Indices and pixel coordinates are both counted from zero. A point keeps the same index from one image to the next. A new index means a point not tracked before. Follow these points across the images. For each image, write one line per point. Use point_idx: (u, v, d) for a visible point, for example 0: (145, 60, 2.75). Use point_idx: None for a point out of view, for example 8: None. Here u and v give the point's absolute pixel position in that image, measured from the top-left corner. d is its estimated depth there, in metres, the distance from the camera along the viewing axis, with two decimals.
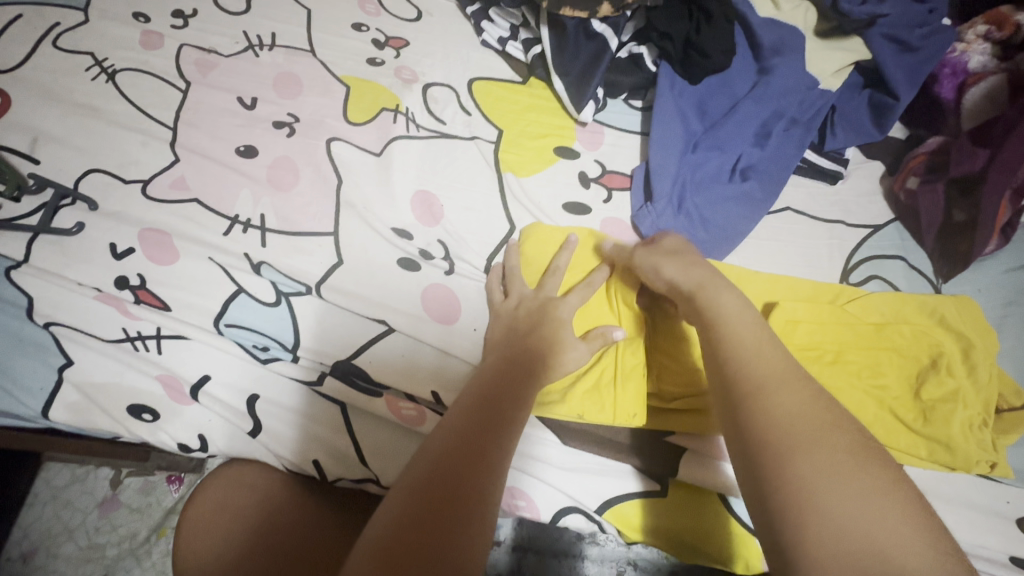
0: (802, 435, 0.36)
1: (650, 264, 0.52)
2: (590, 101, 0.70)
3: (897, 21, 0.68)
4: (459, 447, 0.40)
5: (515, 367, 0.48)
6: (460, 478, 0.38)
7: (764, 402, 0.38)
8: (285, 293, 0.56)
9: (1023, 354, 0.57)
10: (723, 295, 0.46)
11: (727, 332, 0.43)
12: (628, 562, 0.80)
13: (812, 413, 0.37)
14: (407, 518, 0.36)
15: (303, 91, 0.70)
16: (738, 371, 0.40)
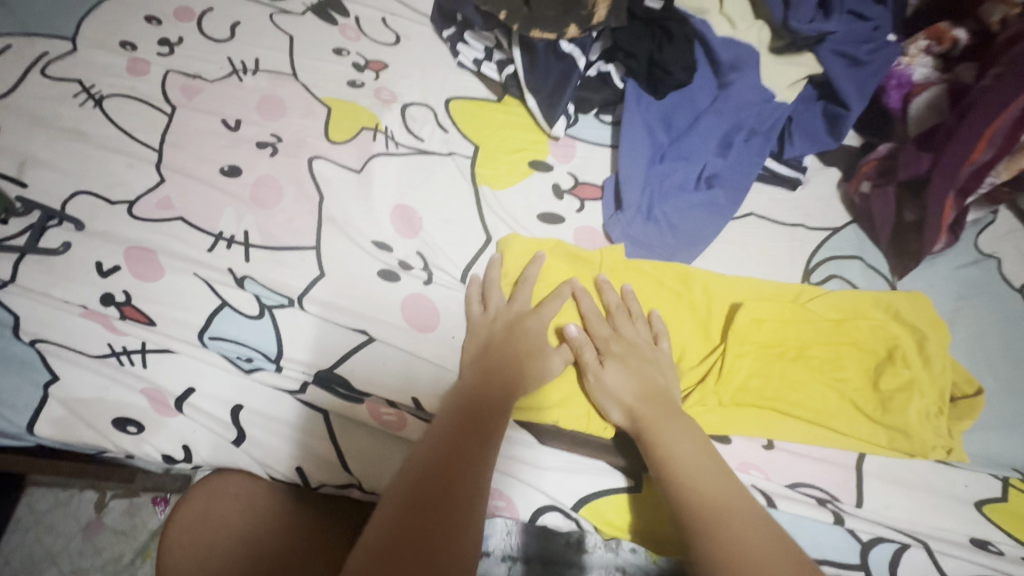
0: (756, 561, 0.40)
1: (601, 387, 0.53)
2: (562, 116, 0.74)
3: (845, 38, 0.72)
4: (445, 469, 0.43)
5: (494, 385, 0.50)
6: (447, 498, 0.41)
7: (713, 533, 0.42)
8: (268, 306, 0.58)
9: (973, 344, 0.61)
10: (666, 422, 0.49)
11: (670, 458, 0.47)
12: (615, 570, 0.67)
13: (760, 537, 0.42)
14: (395, 531, 0.38)
15: (285, 113, 0.73)
16: (687, 500, 0.44)
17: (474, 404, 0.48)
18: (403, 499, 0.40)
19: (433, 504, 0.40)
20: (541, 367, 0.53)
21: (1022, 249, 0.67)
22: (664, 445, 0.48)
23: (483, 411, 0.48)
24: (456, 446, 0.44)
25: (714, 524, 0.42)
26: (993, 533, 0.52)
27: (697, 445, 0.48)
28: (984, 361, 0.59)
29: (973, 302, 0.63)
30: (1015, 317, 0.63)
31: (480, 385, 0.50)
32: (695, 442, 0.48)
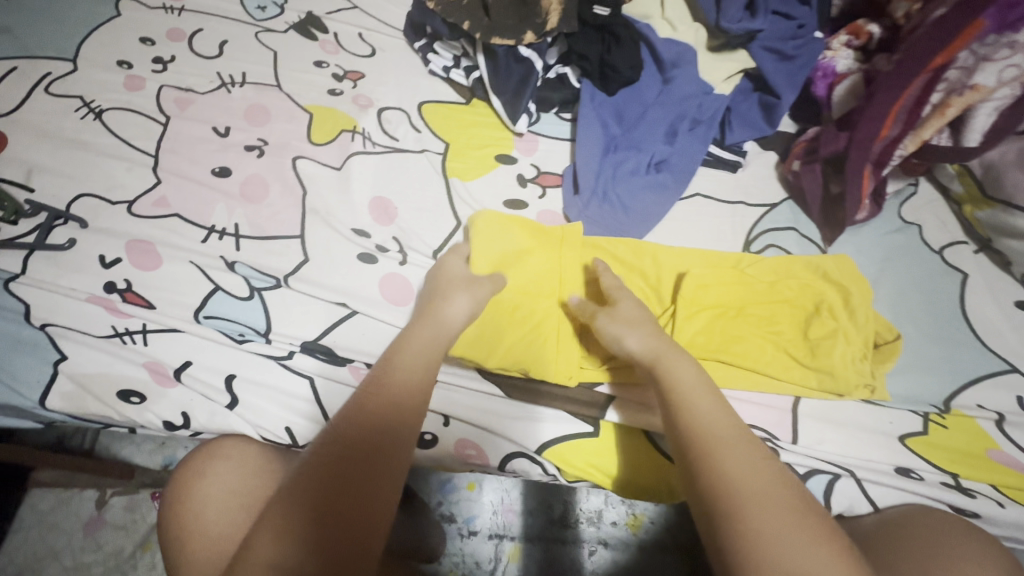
0: (753, 491, 0.42)
1: (614, 326, 0.56)
2: (524, 114, 0.81)
3: (772, 35, 0.80)
4: (358, 441, 0.45)
5: (412, 354, 0.52)
6: (356, 472, 0.44)
7: (717, 461, 0.44)
8: (257, 287, 0.64)
9: (894, 300, 0.68)
10: (678, 358, 0.52)
11: (679, 393, 0.49)
12: (599, 542, 0.87)
13: (760, 471, 0.44)
14: (300, 501, 0.42)
15: (271, 119, 0.80)
16: (687, 427, 0.47)
17: (401, 376, 0.50)
18: (321, 466, 0.44)
19: (345, 473, 0.44)
20: (452, 324, 0.55)
21: (941, 217, 0.74)
22: (674, 380, 0.50)
23: (405, 382, 0.50)
24: (377, 424, 0.47)
25: (712, 449, 0.45)
26: (915, 462, 0.58)
27: (703, 382, 0.50)
28: (904, 313, 0.67)
29: (896, 264, 0.70)
30: (934, 275, 0.70)
31: (414, 359, 0.52)
32: (698, 379, 0.51)
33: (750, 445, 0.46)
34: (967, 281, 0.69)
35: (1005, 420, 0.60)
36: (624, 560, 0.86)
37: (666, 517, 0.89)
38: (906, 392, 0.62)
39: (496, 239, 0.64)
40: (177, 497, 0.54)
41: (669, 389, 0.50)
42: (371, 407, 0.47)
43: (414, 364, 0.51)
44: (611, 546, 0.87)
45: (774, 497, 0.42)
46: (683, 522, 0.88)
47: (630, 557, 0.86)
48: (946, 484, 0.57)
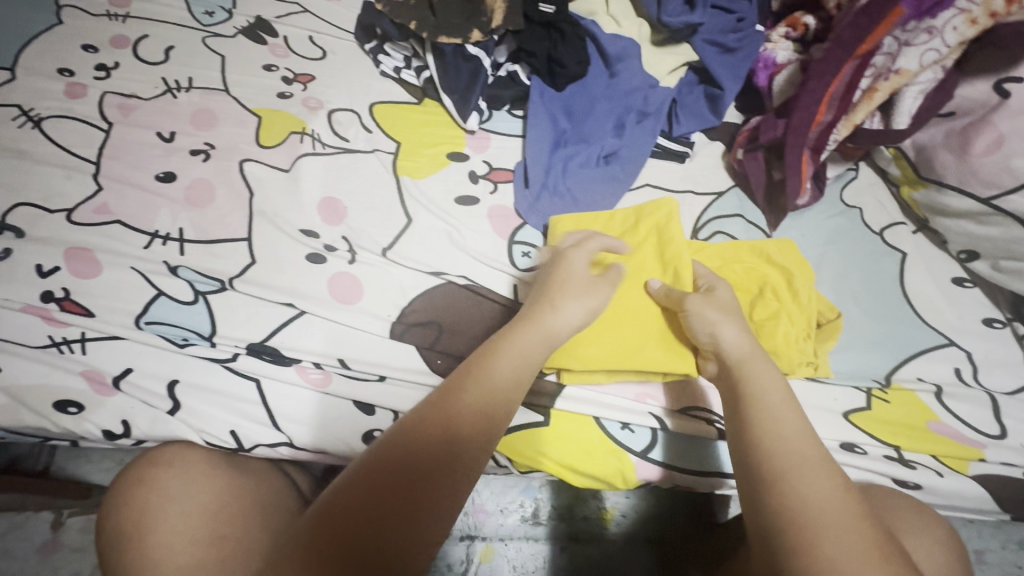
0: (829, 520, 0.40)
1: (703, 317, 0.55)
2: (474, 112, 0.82)
3: (712, 29, 0.83)
4: (420, 451, 0.44)
5: (516, 354, 0.50)
6: (421, 482, 0.43)
7: (791, 483, 0.42)
8: (202, 291, 0.63)
9: (836, 281, 0.70)
10: (759, 371, 0.50)
11: (761, 406, 0.47)
12: (570, 538, 0.88)
13: (838, 501, 0.41)
14: (353, 505, 0.41)
15: (218, 123, 0.79)
16: (763, 444, 0.45)
17: (493, 384, 0.48)
18: (378, 471, 0.43)
19: (406, 481, 0.43)
20: (555, 331, 0.53)
21: (880, 199, 0.77)
22: (754, 392, 0.48)
23: (498, 388, 0.48)
24: (450, 439, 0.45)
25: (784, 472, 0.43)
26: (860, 437, 0.59)
27: (785, 399, 0.48)
28: (846, 293, 0.68)
29: (838, 246, 0.72)
30: (875, 255, 0.72)
31: (501, 370, 0.49)
32: (781, 395, 0.48)
33: (832, 474, 0.43)
34: (905, 260, 0.72)
35: (942, 391, 0.63)
36: (595, 555, 0.86)
37: (636, 508, 0.89)
38: (850, 369, 0.64)
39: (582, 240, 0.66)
40: (114, 506, 0.50)
41: (750, 403, 0.48)
42: (461, 407, 0.47)
43: (506, 371, 0.49)
44: (582, 541, 0.87)
45: (850, 533, 0.40)
46: (652, 514, 0.89)
47: (601, 551, 0.87)
48: (888, 456, 0.58)
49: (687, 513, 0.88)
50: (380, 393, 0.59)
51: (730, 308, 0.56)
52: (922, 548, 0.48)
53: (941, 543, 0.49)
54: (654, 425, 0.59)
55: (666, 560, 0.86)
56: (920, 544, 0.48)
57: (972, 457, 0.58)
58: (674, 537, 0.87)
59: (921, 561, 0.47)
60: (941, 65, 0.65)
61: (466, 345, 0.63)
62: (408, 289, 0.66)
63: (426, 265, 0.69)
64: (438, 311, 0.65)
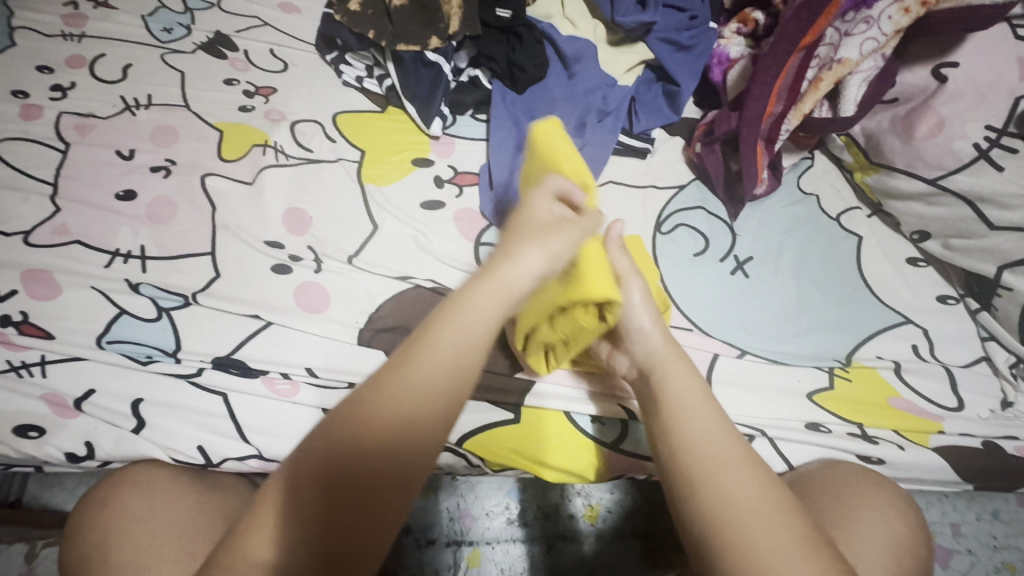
0: (759, 520, 0.40)
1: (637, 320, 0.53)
2: (437, 117, 0.82)
3: (666, 28, 0.85)
4: (360, 441, 0.41)
5: (472, 309, 0.44)
6: (375, 469, 0.40)
7: (717, 483, 0.42)
8: (165, 308, 0.62)
9: (795, 266, 0.71)
10: (671, 366, 0.50)
11: (682, 401, 0.47)
12: (557, 537, 0.88)
13: (762, 496, 0.42)
14: (295, 499, 0.40)
15: (179, 139, 0.79)
16: (686, 446, 0.44)
17: (439, 361, 0.43)
18: (312, 470, 0.40)
19: (363, 470, 0.40)
20: (517, 284, 0.46)
21: (836, 186, 0.79)
22: (671, 392, 0.48)
23: (447, 351, 0.43)
24: (397, 427, 0.41)
25: (705, 475, 0.42)
26: (824, 417, 0.60)
27: (700, 397, 0.47)
28: (805, 277, 0.70)
29: (796, 233, 0.74)
30: (832, 240, 0.74)
31: (449, 343, 0.43)
32: (695, 392, 0.48)
33: (756, 468, 0.43)
34: (861, 243, 0.74)
35: (901, 367, 0.64)
36: (583, 552, 0.87)
37: (622, 503, 0.90)
38: (812, 350, 0.65)
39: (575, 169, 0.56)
40: (81, 530, 0.50)
41: (664, 401, 0.48)
42: (414, 372, 0.42)
43: (455, 345, 0.43)
44: (568, 539, 0.87)
45: (781, 530, 0.40)
46: (637, 507, 0.90)
47: (588, 548, 0.87)
48: (852, 434, 0.60)
49: (670, 504, 0.89)
50: None
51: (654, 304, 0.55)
52: (877, 522, 0.49)
53: (900, 514, 0.51)
54: (623, 416, 0.60)
55: (653, 553, 0.87)
56: (879, 518, 0.49)
57: (931, 429, 0.60)
58: (659, 527, 0.88)
59: (873, 537, 0.48)
60: (880, 54, 0.67)
61: None
62: (375, 295, 0.66)
63: (393, 271, 0.69)
64: (407, 315, 0.65)
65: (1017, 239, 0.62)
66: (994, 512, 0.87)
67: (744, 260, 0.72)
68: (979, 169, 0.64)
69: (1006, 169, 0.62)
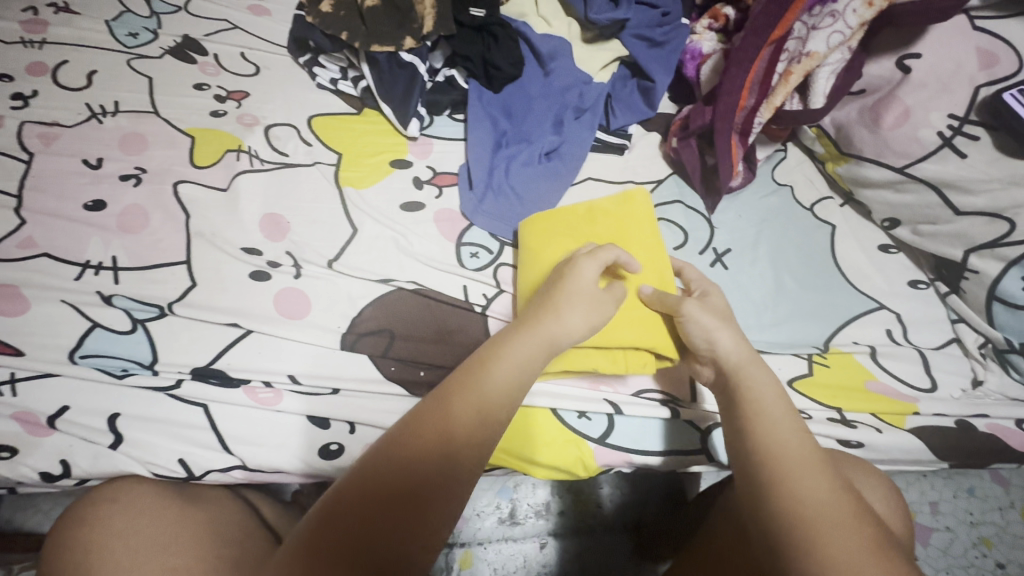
0: (829, 519, 0.40)
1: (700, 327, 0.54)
2: (414, 118, 0.81)
3: (639, 24, 0.86)
4: (408, 463, 0.44)
5: (532, 337, 0.51)
6: (435, 482, 0.44)
7: (790, 484, 0.42)
8: (140, 319, 0.61)
9: (773, 256, 0.73)
10: (752, 372, 0.50)
11: (757, 405, 0.48)
12: (549, 533, 0.88)
13: (834, 500, 0.42)
14: (343, 517, 0.42)
15: (149, 146, 0.77)
16: (760, 447, 0.45)
17: (485, 393, 0.47)
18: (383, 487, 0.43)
19: (406, 491, 0.43)
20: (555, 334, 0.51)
21: (808, 176, 0.81)
22: (748, 396, 0.49)
23: (510, 371, 0.49)
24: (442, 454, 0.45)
25: (782, 473, 0.43)
26: (805, 403, 0.62)
27: (776, 402, 0.48)
28: (782, 267, 0.72)
29: (772, 224, 0.76)
30: (807, 230, 0.75)
31: (492, 381, 0.48)
32: (776, 398, 0.48)
33: (827, 471, 0.44)
34: (835, 232, 0.75)
35: (876, 352, 0.66)
36: (575, 547, 0.87)
37: (612, 498, 0.91)
38: (791, 338, 0.67)
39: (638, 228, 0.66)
40: (59, 551, 0.48)
41: (742, 405, 0.48)
42: (479, 389, 0.47)
43: (498, 381, 0.48)
44: (561, 536, 0.88)
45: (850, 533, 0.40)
46: (628, 500, 0.91)
47: (581, 543, 0.88)
48: (832, 419, 0.61)
49: (659, 496, 0.90)
50: (334, 406, 0.58)
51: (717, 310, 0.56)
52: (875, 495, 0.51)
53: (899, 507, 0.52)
54: (609, 411, 0.61)
55: (644, 544, 0.88)
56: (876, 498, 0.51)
57: (907, 411, 0.62)
58: (649, 519, 0.89)
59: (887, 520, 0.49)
60: (846, 46, 0.68)
61: (420, 350, 0.63)
62: (357, 299, 0.66)
63: (375, 273, 0.69)
64: (390, 318, 0.64)
65: (982, 224, 0.64)
66: (970, 489, 0.90)
67: (723, 252, 0.73)
68: (943, 156, 0.65)
69: (969, 156, 0.64)
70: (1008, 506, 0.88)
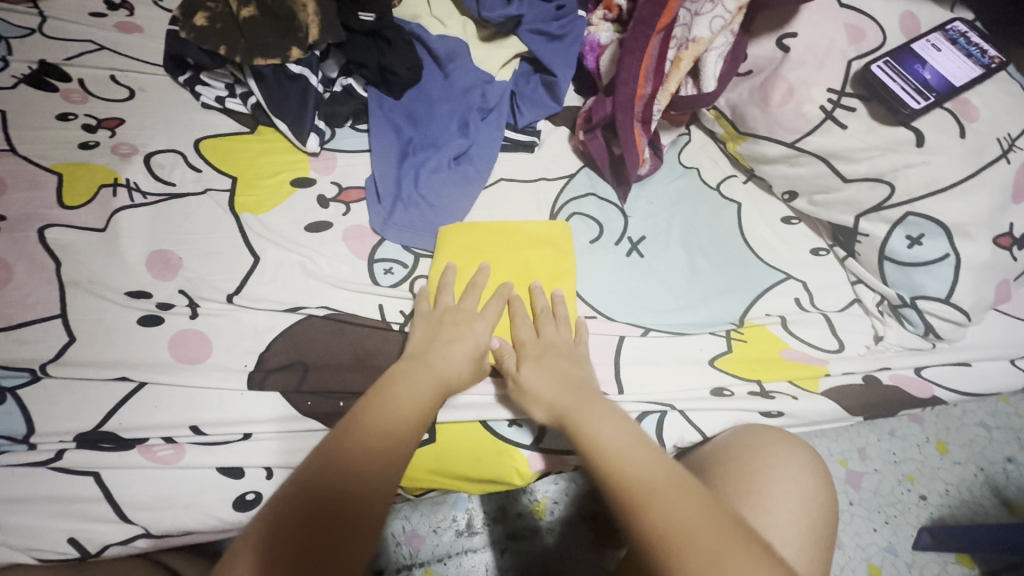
0: (691, 537, 0.40)
1: (528, 389, 0.55)
2: (312, 133, 0.77)
3: (535, 18, 0.84)
4: (328, 481, 0.45)
5: (429, 372, 0.53)
6: (352, 498, 0.44)
7: (644, 512, 0.42)
8: (9, 387, 0.54)
9: (685, 240, 0.74)
10: (587, 409, 0.51)
11: (603, 436, 0.48)
12: (509, 538, 0.87)
13: (692, 513, 0.42)
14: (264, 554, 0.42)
15: (6, 189, 0.69)
16: (613, 476, 0.46)
17: (399, 406, 0.50)
18: (299, 496, 0.44)
19: (327, 512, 0.43)
20: (449, 365, 0.54)
21: (712, 157, 0.83)
22: (589, 434, 0.49)
23: (412, 398, 0.51)
24: (359, 468, 0.45)
25: (637, 503, 0.43)
26: (727, 380, 0.64)
27: (623, 431, 0.49)
28: (694, 249, 0.74)
29: (682, 207, 0.77)
30: (714, 210, 0.77)
31: (404, 398, 0.50)
32: (619, 429, 0.49)
33: (682, 486, 0.44)
34: (740, 209, 0.78)
35: (787, 321, 0.69)
36: (537, 547, 0.86)
37: (567, 492, 0.90)
38: (709, 318, 0.68)
39: (534, 257, 0.68)
40: None
41: (586, 445, 0.49)
42: (393, 405, 0.50)
43: (411, 397, 0.51)
44: (521, 539, 0.87)
45: (708, 538, 0.40)
46: (584, 492, 0.90)
47: (542, 541, 0.87)
48: (752, 392, 0.64)
49: None
50: (247, 452, 0.54)
51: (538, 370, 0.56)
52: (787, 475, 0.53)
53: (814, 471, 0.54)
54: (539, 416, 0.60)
55: (606, 532, 0.88)
56: (788, 473, 0.53)
57: (819, 374, 0.65)
58: (607, 507, 0.89)
59: (794, 490, 0.52)
60: (729, 30, 0.70)
61: (337, 379, 0.59)
62: (264, 333, 0.61)
63: (282, 303, 0.64)
64: (301, 349, 0.60)
65: (867, 189, 0.68)
66: (891, 431, 0.96)
67: (638, 241, 0.74)
68: (827, 129, 0.69)
69: (849, 127, 0.68)
70: (923, 442, 0.96)
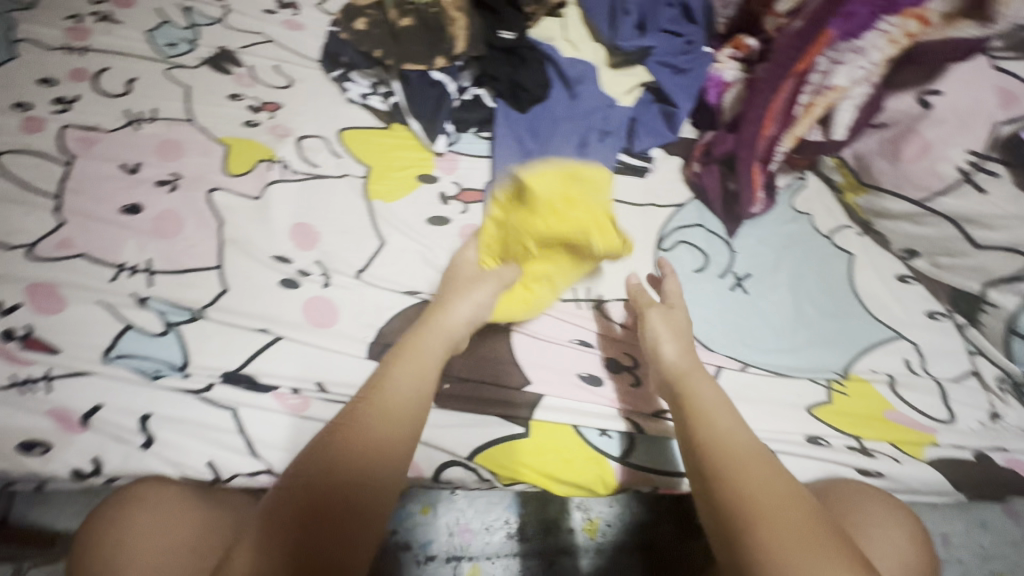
0: (766, 507, 0.43)
1: (659, 330, 0.61)
2: (442, 134, 0.85)
3: (664, 52, 0.91)
4: (344, 452, 0.46)
5: (434, 341, 0.56)
6: (368, 473, 0.46)
7: (731, 481, 0.45)
8: (173, 322, 0.62)
9: (791, 282, 0.74)
10: (699, 377, 0.55)
11: (707, 408, 0.52)
12: (559, 551, 0.87)
13: (774, 493, 0.44)
14: (283, 515, 0.43)
15: (183, 154, 0.79)
16: (703, 443, 0.49)
17: (408, 383, 0.52)
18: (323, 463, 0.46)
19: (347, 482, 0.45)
20: (452, 331, 0.58)
21: (827, 205, 0.81)
22: (693, 401, 0.53)
23: (420, 377, 0.53)
24: (373, 444, 0.47)
25: (725, 470, 0.46)
26: (823, 430, 0.62)
27: (728, 411, 0.51)
28: (800, 292, 0.73)
29: (792, 249, 0.77)
30: (825, 258, 0.76)
31: (408, 374, 0.53)
32: (720, 405, 0.52)
33: (773, 471, 0.46)
34: (853, 260, 0.76)
35: (895, 381, 0.67)
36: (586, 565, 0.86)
37: (623, 517, 0.90)
38: (810, 364, 0.67)
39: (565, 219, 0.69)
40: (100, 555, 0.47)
41: (687, 409, 0.52)
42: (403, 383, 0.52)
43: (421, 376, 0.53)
44: (571, 554, 0.87)
45: (790, 522, 0.42)
46: (640, 520, 0.90)
47: (591, 561, 0.87)
48: (850, 447, 0.62)
49: (673, 518, 0.90)
50: None
51: (672, 322, 0.62)
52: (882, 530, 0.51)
53: (915, 539, 0.52)
54: (629, 430, 0.62)
55: (656, 565, 0.87)
56: (886, 531, 0.51)
57: (925, 441, 0.62)
58: (661, 541, 0.88)
59: (886, 544, 0.50)
60: None
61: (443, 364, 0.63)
62: (384, 310, 0.67)
63: (401, 285, 0.70)
64: None
65: (1002, 259, 0.66)
66: (984, 523, 0.89)
67: (743, 277, 0.74)
68: (963, 192, 0.67)
69: (990, 192, 0.65)
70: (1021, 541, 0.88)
